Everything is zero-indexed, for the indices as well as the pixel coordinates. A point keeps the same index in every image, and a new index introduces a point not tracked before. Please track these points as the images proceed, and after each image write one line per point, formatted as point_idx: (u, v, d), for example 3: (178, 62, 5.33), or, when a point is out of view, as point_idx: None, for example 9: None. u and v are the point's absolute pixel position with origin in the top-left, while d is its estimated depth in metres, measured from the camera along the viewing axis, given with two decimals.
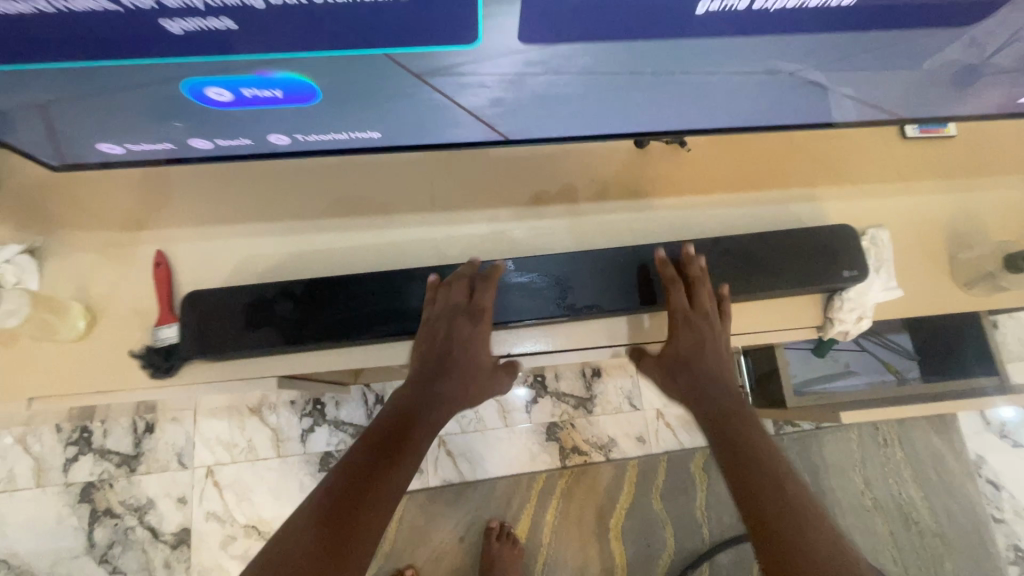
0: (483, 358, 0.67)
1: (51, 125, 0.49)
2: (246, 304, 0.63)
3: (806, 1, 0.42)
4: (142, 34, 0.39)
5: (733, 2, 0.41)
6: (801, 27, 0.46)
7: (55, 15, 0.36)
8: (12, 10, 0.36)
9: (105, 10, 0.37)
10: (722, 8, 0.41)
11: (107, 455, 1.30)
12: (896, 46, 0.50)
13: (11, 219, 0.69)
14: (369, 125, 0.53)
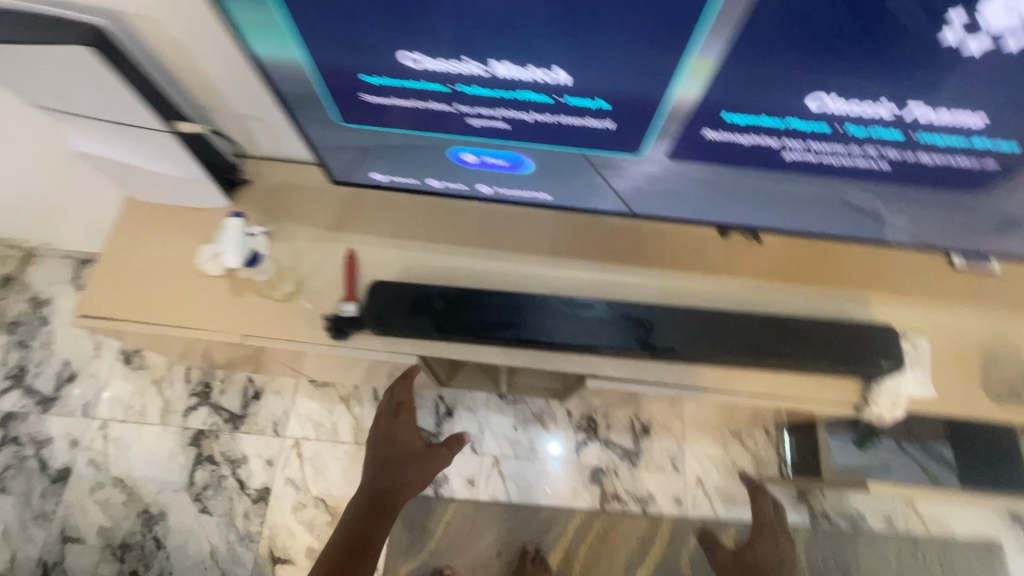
0: (406, 452, 1.20)
1: (329, 162, 0.69)
2: (412, 298, 0.86)
3: (866, 157, 0.61)
4: (434, 122, 0.60)
5: (812, 151, 0.61)
6: (864, 174, 0.65)
7: (393, 106, 0.57)
8: (372, 100, 0.57)
9: (423, 108, 0.57)
10: (802, 153, 0.62)
11: (219, 410, 1.53)
12: (941, 197, 0.67)
13: (254, 207, 0.95)
14: (546, 189, 0.71)
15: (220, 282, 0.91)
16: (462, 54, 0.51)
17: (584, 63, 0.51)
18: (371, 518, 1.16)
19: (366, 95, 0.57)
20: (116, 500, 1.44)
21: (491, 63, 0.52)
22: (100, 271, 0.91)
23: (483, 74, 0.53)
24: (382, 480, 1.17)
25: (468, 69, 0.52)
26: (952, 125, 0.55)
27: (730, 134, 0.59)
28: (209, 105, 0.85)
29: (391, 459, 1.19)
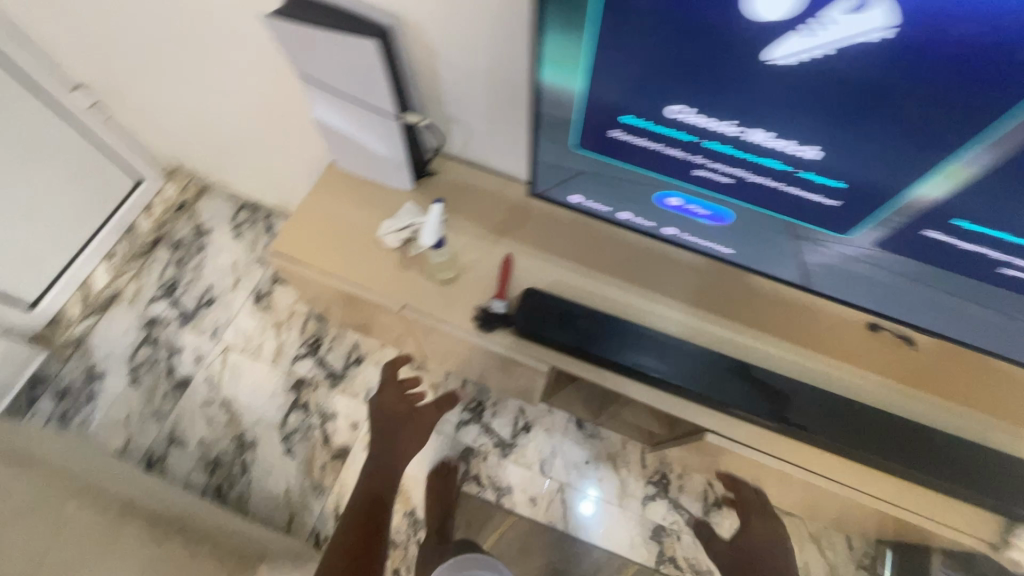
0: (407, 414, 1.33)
1: (554, 184, 0.80)
2: (560, 311, 0.93)
3: None
4: (674, 169, 0.71)
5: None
6: None
7: (648, 150, 0.68)
8: (631, 141, 0.68)
9: (674, 155, 0.69)
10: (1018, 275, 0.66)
11: (323, 365, 1.66)
12: None
13: (433, 197, 1.07)
14: (729, 244, 0.81)
15: (392, 254, 1.02)
16: (733, 120, 0.61)
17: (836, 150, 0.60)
18: (372, 483, 1.27)
19: (613, 131, 0.67)
20: (220, 419, 1.59)
21: (753, 132, 0.62)
22: (297, 220, 1.05)
23: (739, 138, 0.63)
24: (379, 447, 1.31)
25: (728, 132, 0.63)
26: None
27: (947, 237, 0.65)
28: (427, 103, 0.97)
29: (389, 427, 1.34)
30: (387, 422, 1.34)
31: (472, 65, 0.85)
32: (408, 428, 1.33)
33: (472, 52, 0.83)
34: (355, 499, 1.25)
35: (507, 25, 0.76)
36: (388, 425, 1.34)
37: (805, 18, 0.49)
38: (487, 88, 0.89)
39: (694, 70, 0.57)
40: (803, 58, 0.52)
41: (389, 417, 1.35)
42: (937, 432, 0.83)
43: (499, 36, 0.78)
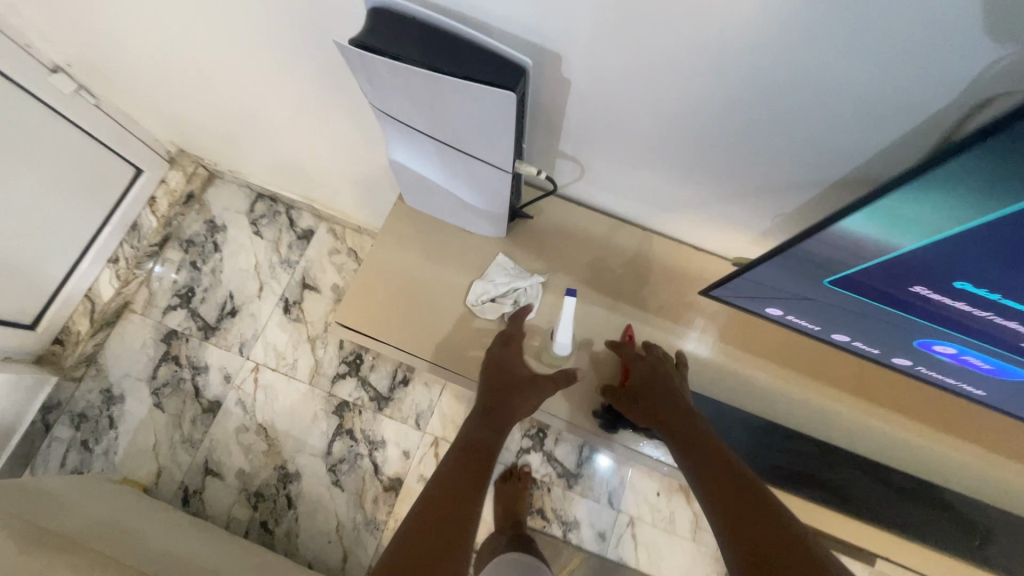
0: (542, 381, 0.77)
1: (777, 300, 0.66)
2: (714, 417, 0.77)
3: None
4: (984, 330, 0.53)
5: None
6: None
7: (959, 310, 0.52)
8: (935, 296, 0.52)
9: (1000, 324, 0.51)
10: None
11: (366, 386, 1.52)
12: None
13: (528, 250, 0.86)
14: (980, 384, 0.64)
15: (484, 327, 0.83)
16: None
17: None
18: (469, 481, 0.67)
19: (917, 286, 0.52)
20: (258, 448, 1.46)
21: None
22: (362, 282, 0.84)
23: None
24: (490, 418, 0.75)
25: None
26: None
27: None
28: (538, 143, 0.75)
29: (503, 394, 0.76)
30: (500, 390, 0.76)
31: (632, 109, 0.62)
32: (535, 398, 0.75)
33: (642, 95, 0.60)
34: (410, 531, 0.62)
35: (712, 70, 0.53)
36: (501, 390, 0.76)
37: None
38: (631, 136, 0.68)
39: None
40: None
41: (500, 385, 0.76)
42: None
43: (688, 82, 0.55)
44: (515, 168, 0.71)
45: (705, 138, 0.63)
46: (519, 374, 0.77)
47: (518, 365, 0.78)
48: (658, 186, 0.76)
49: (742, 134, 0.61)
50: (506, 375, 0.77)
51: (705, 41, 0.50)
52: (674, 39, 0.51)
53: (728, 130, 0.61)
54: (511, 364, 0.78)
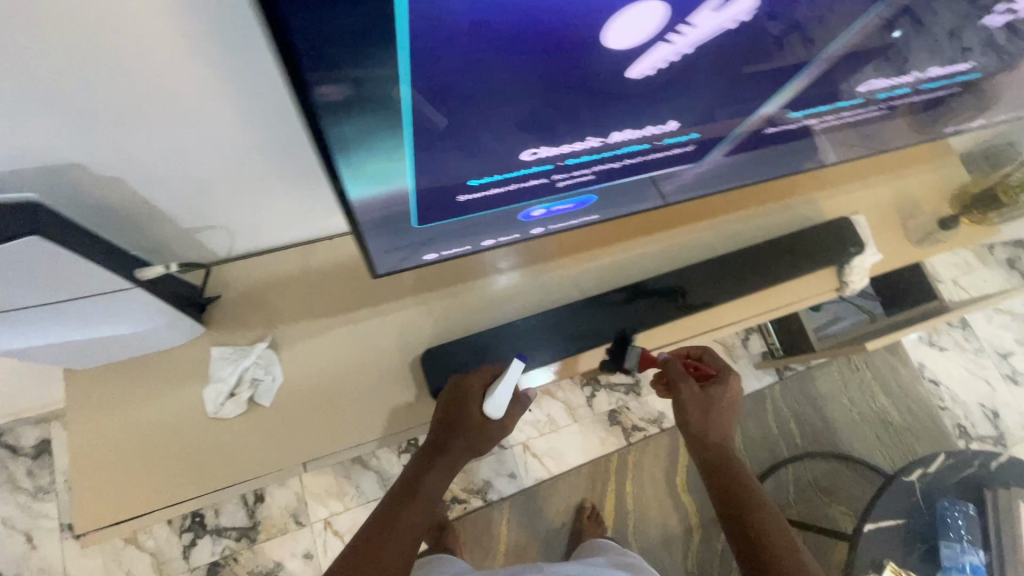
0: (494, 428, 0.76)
1: (407, 252, 0.63)
2: (467, 350, 0.85)
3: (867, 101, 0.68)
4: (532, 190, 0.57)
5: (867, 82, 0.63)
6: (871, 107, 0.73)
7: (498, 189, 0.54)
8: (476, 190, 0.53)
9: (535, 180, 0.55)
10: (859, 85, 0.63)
11: (224, 532, 1.36)
12: None
13: (242, 325, 0.83)
14: (595, 211, 0.71)
15: (246, 420, 0.79)
16: (587, 132, 0.51)
17: (691, 113, 0.53)
18: (409, 532, 0.69)
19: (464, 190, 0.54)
20: None
21: (612, 135, 0.52)
22: (89, 472, 0.74)
23: (600, 145, 0.53)
24: (439, 464, 0.75)
25: (586, 145, 0.52)
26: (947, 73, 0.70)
27: (769, 128, 0.65)
28: (152, 233, 0.74)
29: (460, 436, 0.75)
30: (455, 427, 0.76)
31: (192, 153, 0.63)
32: (492, 435, 0.76)
33: (178, 140, 0.60)
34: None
35: (212, 91, 0.55)
36: (464, 435, 0.75)
37: (674, 26, 0.40)
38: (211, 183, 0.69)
39: (541, 99, 0.43)
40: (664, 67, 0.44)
41: (452, 424, 0.76)
42: (779, 240, 0.99)
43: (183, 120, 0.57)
44: (140, 278, 0.67)
45: (260, 153, 0.66)
46: (472, 414, 0.75)
47: (475, 402, 0.76)
48: (286, 207, 0.79)
49: (281, 138, 0.65)
50: (467, 420, 0.75)
51: (179, 73, 0.52)
52: (152, 85, 0.52)
53: (272, 138, 0.64)
54: (465, 405, 0.76)
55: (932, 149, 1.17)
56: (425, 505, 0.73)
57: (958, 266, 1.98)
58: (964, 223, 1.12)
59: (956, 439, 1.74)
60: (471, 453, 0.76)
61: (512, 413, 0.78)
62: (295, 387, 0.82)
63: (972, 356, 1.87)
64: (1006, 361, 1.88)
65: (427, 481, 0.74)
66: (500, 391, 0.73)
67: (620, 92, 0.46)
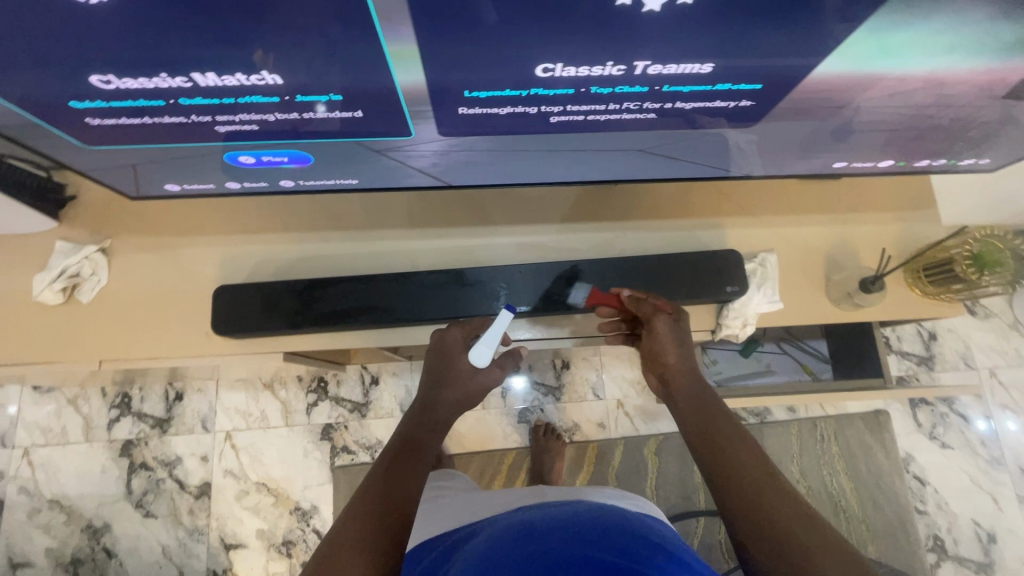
0: (482, 382, 0.78)
1: (135, 176, 0.62)
2: (261, 296, 0.83)
3: (635, 115, 0.53)
4: (199, 133, 0.52)
5: (597, 70, 0.45)
6: (694, 118, 0.58)
7: (143, 126, 0.50)
8: (112, 122, 0.50)
9: (179, 122, 0.50)
10: (579, 72, 0.45)
11: (143, 417, 1.52)
12: (772, 133, 0.73)
13: (88, 227, 0.90)
14: (349, 175, 0.64)
15: (64, 311, 0.87)
16: (151, 70, 0.42)
17: (294, 60, 0.42)
18: (399, 485, 0.66)
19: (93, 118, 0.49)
20: (57, 521, 1.46)
21: (194, 75, 0.43)
22: None
23: (196, 88, 0.44)
24: (425, 419, 0.75)
25: (171, 85, 0.44)
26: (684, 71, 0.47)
27: (485, 109, 0.50)
28: None
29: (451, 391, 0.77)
30: (441, 383, 0.77)
31: None
32: (479, 388, 0.78)
33: None
34: (380, 546, 0.58)
35: None
36: (457, 389, 0.77)
37: None
38: None
39: (35, 26, 0.38)
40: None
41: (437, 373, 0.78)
42: (644, 258, 0.88)
43: None
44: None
45: None
46: (461, 368, 0.78)
47: (461, 356, 0.79)
48: None
49: None
50: (451, 373, 0.78)
51: None
52: None
53: None
54: (450, 355, 0.79)
55: (906, 193, 0.95)
56: (421, 459, 0.71)
57: (1004, 355, 1.61)
58: (913, 290, 0.91)
59: (924, 551, 1.47)
60: (459, 405, 0.77)
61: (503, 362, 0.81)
62: (115, 294, 0.88)
63: (984, 464, 1.53)
64: None
65: (420, 437, 0.73)
66: (481, 344, 0.78)
67: (117, 22, 0.38)
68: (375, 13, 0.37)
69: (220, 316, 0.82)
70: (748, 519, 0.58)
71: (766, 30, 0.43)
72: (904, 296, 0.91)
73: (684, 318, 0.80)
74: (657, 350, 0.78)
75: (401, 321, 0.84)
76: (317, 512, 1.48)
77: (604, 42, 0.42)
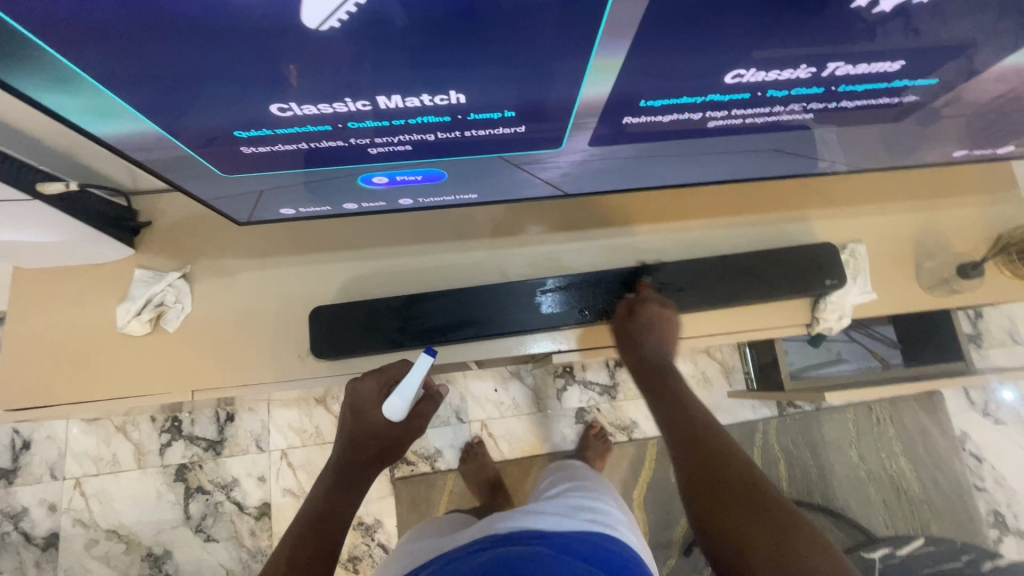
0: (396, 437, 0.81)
1: (256, 202, 0.61)
2: (357, 315, 0.81)
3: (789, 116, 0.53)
4: (347, 155, 0.51)
5: (788, 72, 0.45)
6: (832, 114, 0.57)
7: (294, 150, 0.49)
8: (264, 148, 0.49)
9: (334, 146, 0.49)
10: (774, 78, 0.46)
11: (196, 440, 1.50)
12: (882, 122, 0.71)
13: (166, 253, 0.87)
14: (472, 190, 0.62)
15: (148, 342, 0.84)
16: (335, 95, 0.42)
17: (479, 79, 0.41)
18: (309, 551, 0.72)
19: (247, 144, 0.48)
20: (116, 551, 1.43)
21: (378, 99, 0.42)
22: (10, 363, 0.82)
23: (373, 110, 0.44)
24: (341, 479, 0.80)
25: (348, 109, 0.43)
26: (869, 71, 0.47)
27: (650, 118, 0.49)
28: (67, 153, 0.80)
29: (365, 451, 0.80)
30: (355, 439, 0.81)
31: None
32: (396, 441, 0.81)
33: None
34: None
35: None
36: (370, 449, 0.80)
37: None
38: None
39: (240, 56, 0.37)
40: (343, 20, 0.34)
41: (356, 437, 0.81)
42: (737, 256, 0.86)
43: None
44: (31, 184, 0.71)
45: None
46: (378, 420, 0.80)
47: (374, 407, 0.80)
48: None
49: None
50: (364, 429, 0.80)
51: None
52: None
53: None
54: (364, 413, 0.80)
55: (986, 176, 0.95)
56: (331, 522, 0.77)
57: None
58: (1003, 273, 0.90)
59: (986, 527, 1.48)
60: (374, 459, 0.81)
61: (421, 407, 0.83)
62: (199, 320, 0.86)
63: None
64: None
65: (335, 506, 0.78)
66: (396, 397, 0.76)
67: (330, 49, 0.37)
68: (604, 25, 0.37)
69: (315, 335, 0.79)
70: (707, 503, 0.69)
71: (959, 22, 0.43)
72: (995, 279, 0.90)
73: (671, 308, 0.84)
74: (656, 354, 0.85)
75: (497, 334, 0.83)
76: (380, 526, 1.46)
77: (811, 45, 0.42)
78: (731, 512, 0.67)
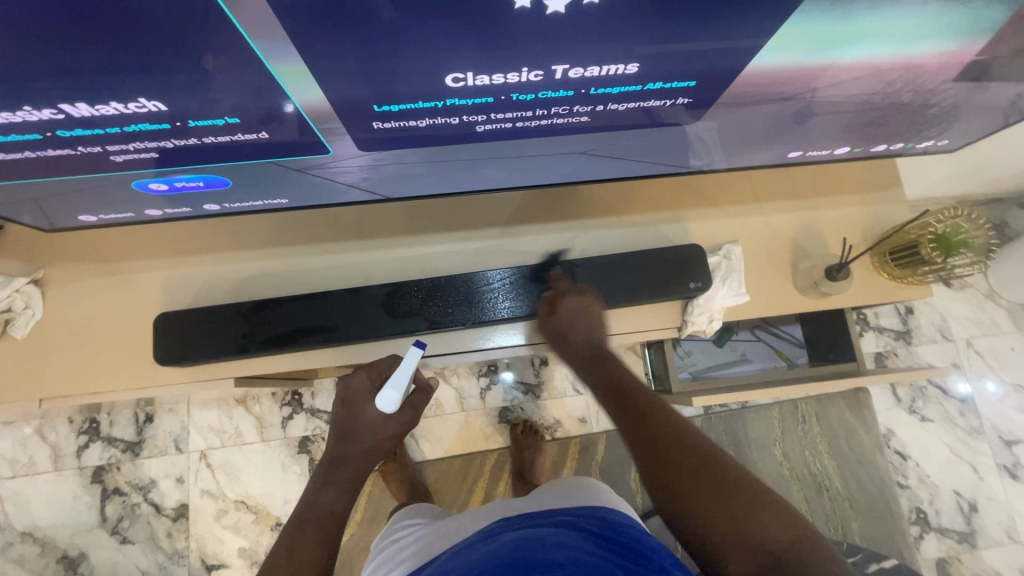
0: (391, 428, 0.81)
1: (43, 210, 0.59)
2: (205, 320, 0.80)
3: (556, 119, 0.55)
4: (96, 163, 0.51)
5: (515, 76, 0.47)
6: (617, 124, 0.60)
7: (32, 159, 0.49)
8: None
9: (69, 154, 0.49)
10: (503, 81, 0.47)
11: (113, 442, 1.48)
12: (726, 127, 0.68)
13: (17, 258, 0.85)
14: (277, 195, 0.63)
15: None
16: (15, 104, 0.42)
17: (162, 86, 0.43)
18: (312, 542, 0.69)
19: None
20: (31, 553, 1.42)
21: (65, 106, 0.43)
22: None
23: (70, 118, 0.45)
24: (335, 479, 0.77)
25: (42, 117, 0.44)
26: (605, 74, 0.49)
27: (401, 123, 0.51)
28: None
29: (361, 443, 0.79)
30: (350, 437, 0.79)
31: None
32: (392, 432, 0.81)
33: None
34: None
35: None
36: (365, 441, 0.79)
37: None
38: None
39: None
40: None
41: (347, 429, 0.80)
42: (603, 258, 0.85)
43: None
44: None
45: None
46: (368, 413, 0.80)
47: (366, 400, 0.81)
48: None
49: None
50: (358, 421, 0.80)
51: None
52: None
53: None
54: (357, 407, 0.80)
55: (872, 174, 0.93)
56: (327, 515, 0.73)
57: (980, 325, 1.60)
58: (880, 274, 0.89)
59: (906, 525, 1.48)
60: (374, 449, 0.80)
61: (414, 400, 0.84)
62: (51, 327, 0.83)
63: (963, 435, 1.54)
64: (1009, 449, 1.54)
65: (328, 497, 0.75)
66: (389, 389, 0.79)
67: None
68: (244, 32, 0.38)
69: (159, 342, 0.79)
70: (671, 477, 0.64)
71: (674, 21, 0.44)
72: (870, 280, 0.89)
73: (588, 295, 0.81)
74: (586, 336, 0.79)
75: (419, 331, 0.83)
76: None
77: (520, 51, 0.44)
78: (689, 481, 0.63)
